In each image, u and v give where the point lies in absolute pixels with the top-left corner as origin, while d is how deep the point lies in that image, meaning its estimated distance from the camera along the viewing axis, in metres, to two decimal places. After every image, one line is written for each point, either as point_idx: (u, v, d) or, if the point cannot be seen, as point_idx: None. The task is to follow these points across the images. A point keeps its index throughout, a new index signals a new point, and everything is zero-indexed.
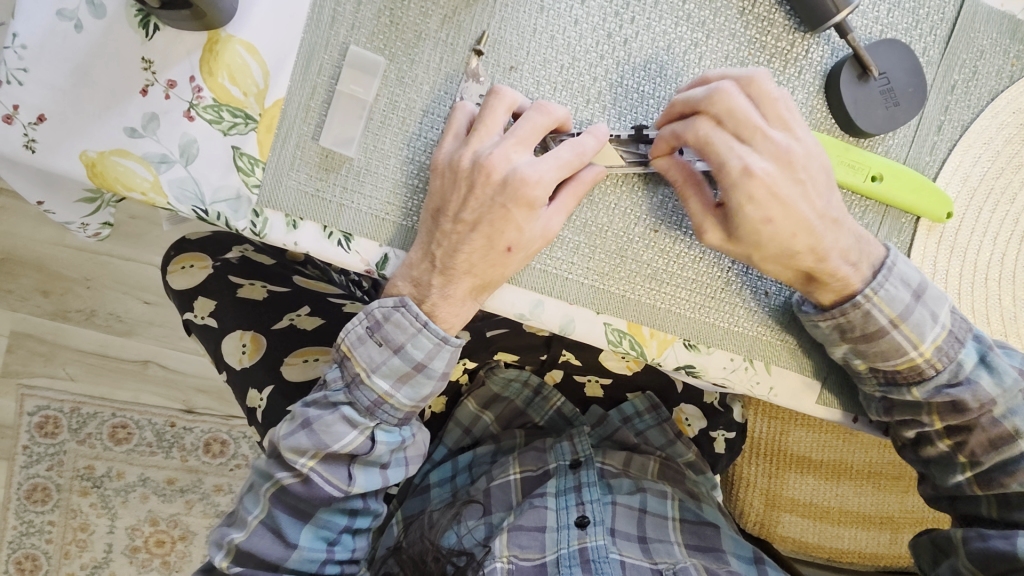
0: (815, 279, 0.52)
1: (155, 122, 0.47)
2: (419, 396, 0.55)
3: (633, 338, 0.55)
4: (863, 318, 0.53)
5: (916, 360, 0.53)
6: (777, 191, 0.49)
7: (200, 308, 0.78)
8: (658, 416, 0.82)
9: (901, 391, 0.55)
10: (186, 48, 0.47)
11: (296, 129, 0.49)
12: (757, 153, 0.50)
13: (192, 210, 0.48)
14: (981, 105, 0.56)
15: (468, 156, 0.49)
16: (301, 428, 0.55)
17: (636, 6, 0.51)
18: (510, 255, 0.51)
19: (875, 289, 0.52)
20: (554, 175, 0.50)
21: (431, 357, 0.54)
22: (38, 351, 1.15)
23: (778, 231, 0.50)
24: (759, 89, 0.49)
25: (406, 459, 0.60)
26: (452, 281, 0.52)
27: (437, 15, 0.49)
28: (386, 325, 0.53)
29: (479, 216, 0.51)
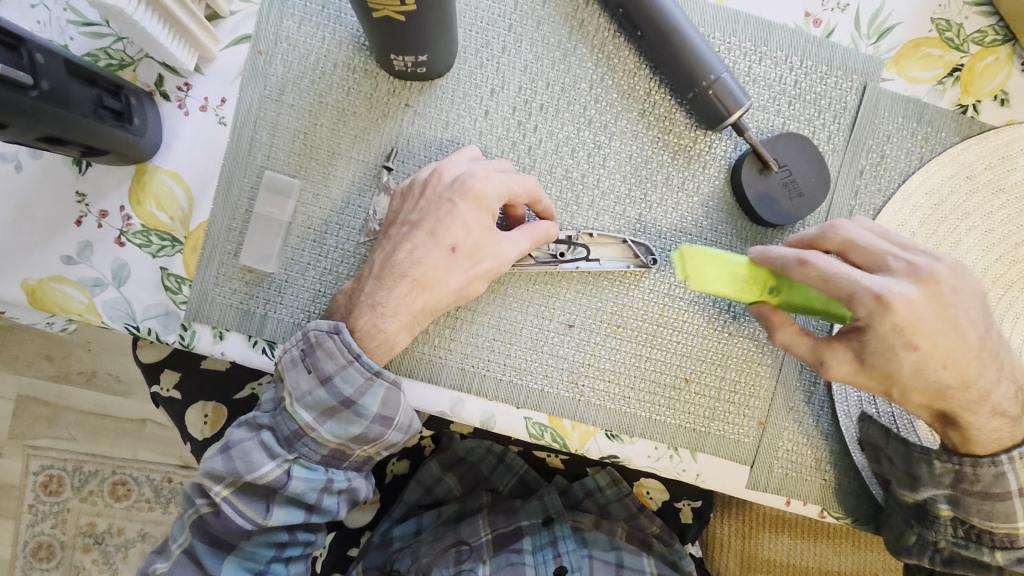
0: (953, 418, 0.50)
1: (88, 250, 0.51)
2: (343, 435, 0.51)
3: (554, 431, 0.56)
4: (995, 477, 0.50)
5: (1019, 527, 0.51)
6: (966, 316, 0.47)
7: (166, 380, 0.81)
8: (620, 491, 0.79)
9: (980, 550, 0.53)
10: (117, 180, 0.51)
11: (219, 248, 0.52)
12: (888, 276, 0.47)
13: (124, 326, 0.52)
14: (892, 188, 0.57)
15: (425, 168, 0.52)
16: (220, 452, 0.53)
17: (539, 115, 0.54)
18: (455, 255, 0.51)
19: (1021, 450, 0.50)
20: (506, 183, 0.50)
21: (361, 393, 0.51)
22: (43, 414, 1.21)
23: (923, 363, 0.47)
24: (878, 228, 0.50)
25: (336, 503, 0.55)
26: (389, 286, 0.51)
27: (348, 136, 0.53)
28: (317, 351, 0.50)
29: (425, 216, 0.51)
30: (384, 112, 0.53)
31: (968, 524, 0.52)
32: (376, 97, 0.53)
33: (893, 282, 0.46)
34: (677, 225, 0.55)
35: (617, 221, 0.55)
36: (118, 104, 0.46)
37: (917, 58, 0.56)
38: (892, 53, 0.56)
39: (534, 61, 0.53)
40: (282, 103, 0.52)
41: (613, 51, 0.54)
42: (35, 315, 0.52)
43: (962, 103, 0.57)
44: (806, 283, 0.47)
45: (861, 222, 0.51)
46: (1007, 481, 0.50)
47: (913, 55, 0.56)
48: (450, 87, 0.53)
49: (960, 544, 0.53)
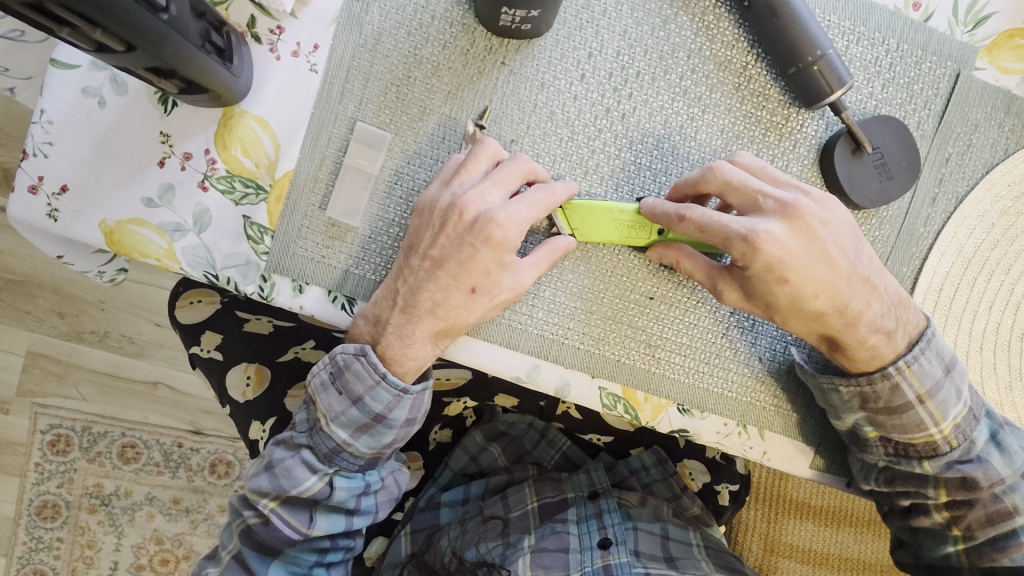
0: (836, 341, 0.53)
1: (170, 193, 0.50)
2: (380, 444, 0.55)
3: (627, 402, 0.56)
4: (891, 390, 0.54)
5: (935, 436, 0.55)
6: (788, 253, 0.50)
7: (206, 342, 0.79)
8: (665, 470, 0.80)
9: (911, 463, 0.56)
10: (202, 122, 0.50)
11: (304, 199, 0.51)
12: (760, 215, 0.51)
13: (203, 274, 0.51)
14: (976, 177, 0.57)
15: (446, 197, 0.50)
16: (264, 471, 0.56)
17: (635, 82, 0.53)
18: (476, 297, 0.51)
19: (908, 361, 0.54)
20: (525, 214, 0.50)
21: (391, 408, 0.54)
22: (52, 371, 1.18)
23: (796, 294, 0.51)
24: (742, 164, 0.52)
25: (374, 505, 0.59)
26: (412, 321, 0.52)
27: (442, 91, 0.51)
28: (346, 374, 0.53)
29: (447, 254, 0.51)
30: (480, 70, 0.52)
31: (891, 440, 0.56)
32: (472, 54, 0.51)
33: (759, 219, 0.51)
34: None
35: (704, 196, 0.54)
36: (221, 41, 0.44)
37: (1010, 48, 0.56)
38: (987, 42, 0.56)
39: (633, 26, 0.52)
40: (377, 53, 0.51)
41: (713, 21, 0.53)
42: (92, 263, 0.55)
43: None
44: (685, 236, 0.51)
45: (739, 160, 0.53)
46: (903, 392, 0.54)
47: (1006, 45, 0.56)
48: (548, 48, 0.52)
49: (894, 461, 0.57)
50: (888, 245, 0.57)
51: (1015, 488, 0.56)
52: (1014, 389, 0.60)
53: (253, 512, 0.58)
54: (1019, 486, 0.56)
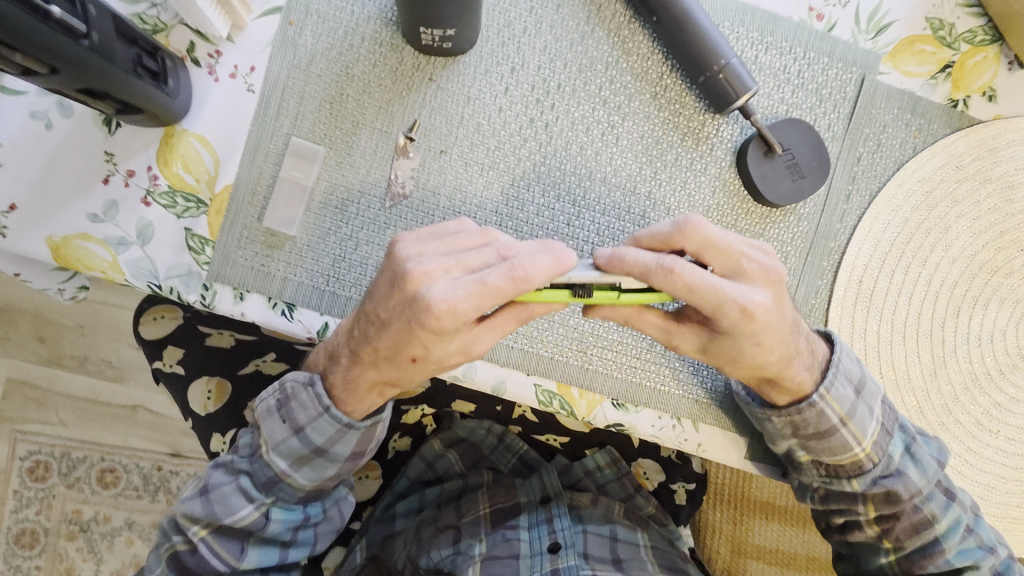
0: (775, 382, 0.55)
1: (114, 209, 0.52)
2: (319, 476, 0.58)
3: (562, 398, 0.58)
4: (817, 416, 0.56)
5: (859, 456, 0.58)
6: (768, 322, 0.49)
7: (169, 356, 0.81)
8: (618, 470, 0.83)
9: (841, 482, 0.59)
10: (145, 141, 0.52)
11: (243, 211, 0.54)
12: (753, 285, 0.49)
13: (147, 284, 0.53)
14: (887, 175, 0.60)
15: (408, 260, 0.47)
16: (198, 495, 0.58)
17: (556, 93, 0.56)
18: (418, 364, 0.50)
19: (827, 388, 0.56)
20: (467, 303, 0.44)
21: (333, 442, 0.56)
22: (32, 397, 1.20)
23: (760, 352, 0.51)
24: (701, 236, 0.49)
25: (314, 536, 0.62)
26: (359, 367, 0.53)
27: (373, 106, 0.55)
28: (293, 402, 0.56)
29: (391, 319, 0.48)
30: (409, 86, 0.55)
31: (822, 462, 0.59)
32: (401, 71, 0.55)
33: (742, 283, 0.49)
34: (684, 203, 0.58)
35: (628, 199, 0.57)
36: (155, 65, 0.47)
37: (912, 53, 0.60)
38: (890, 48, 0.60)
39: (552, 42, 0.56)
40: (310, 73, 0.54)
41: (628, 35, 0.56)
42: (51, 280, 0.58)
43: (952, 97, 0.60)
44: (668, 290, 0.46)
45: (695, 227, 0.49)
46: (827, 416, 0.57)
47: (908, 51, 0.60)
48: (472, 64, 0.55)
49: (827, 481, 0.60)
50: (807, 241, 0.59)
51: (931, 497, 0.59)
52: (939, 376, 0.62)
53: (180, 539, 0.59)
54: (936, 494, 0.59)
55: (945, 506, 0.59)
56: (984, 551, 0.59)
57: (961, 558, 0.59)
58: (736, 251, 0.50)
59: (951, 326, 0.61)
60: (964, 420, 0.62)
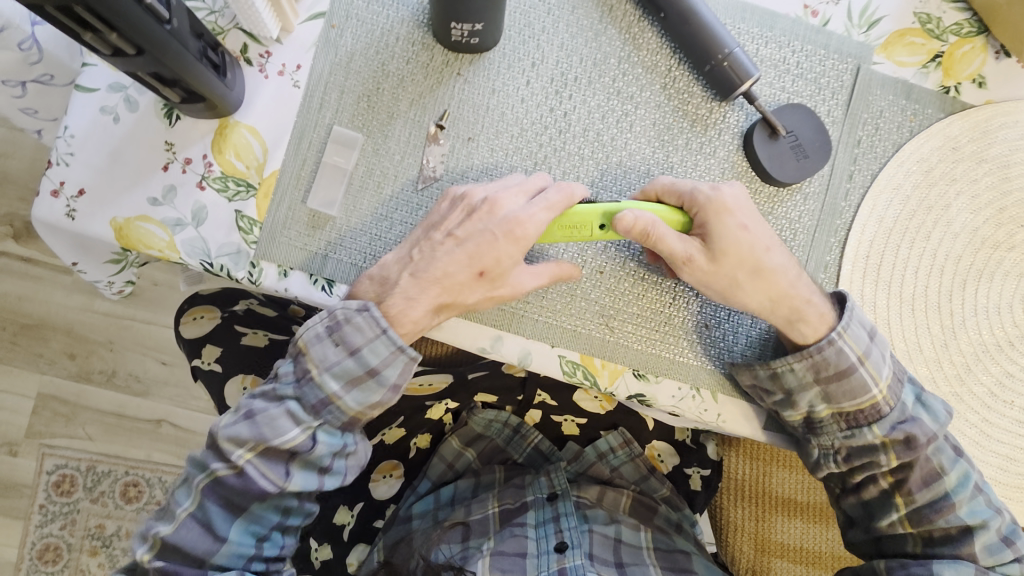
0: (789, 302, 0.58)
1: (172, 193, 0.57)
2: (368, 401, 0.57)
3: (585, 369, 0.61)
4: (835, 355, 0.58)
5: (877, 398, 0.59)
6: (743, 211, 0.57)
7: (207, 354, 0.83)
8: (630, 452, 0.86)
9: (862, 432, 0.60)
10: (201, 132, 0.58)
11: (288, 193, 0.58)
12: (723, 186, 0.58)
13: (199, 263, 0.57)
14: (887, 156, 0.64)
15: (479, 192, 0.57)
16: (243, 418, 0.56)
17: (573, 85, 0.61)
18: (483, 278, 0.56)
19: (844, 326, 0.58)
20: (544, 214, 0.55)
21: (386, 364, 0.56)
22: (60, 412, 1.23)
23: (755, 246, 0.57)
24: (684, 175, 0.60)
25: (346, 468, 0.60)
26: (421, 288, 0.56)
27: (407, 99, 0.60)
28: (346, 327, 0.56)
29: (469, 234, 0.57)
30: (438, 80, 0.60)
31: (842, 413, 0.60)
32: (432, 67, 0.60)
33: (724, 186, 0.58)
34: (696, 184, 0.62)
35: (642, 180, 0.61)
36: (217, 58, 0.53)
37: (903, 45, 0.64)
38: (882, 40, 0.64)
39: (569, 39, 0.62)
40: (350, 70, 0.59)
41: (638, 32, 0.62)
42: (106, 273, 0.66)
43: (944, 84, 0.64)
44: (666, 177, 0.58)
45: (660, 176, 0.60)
46: (845, 356, 0.58)
47: (899, 42, 0.64)
48: (496, 60, 0.61)
49: (847, 436, 0.61)
50: (814, 219, 0.63)
51: (941, 450, 0.60)
52: (951, 347, 0.63)
53: (221, 465, 0.57)
54: (946, 448, 0.60)
55: (954, 461, 0.60)
56: (993, 510, 0.60)
57: (971, 516, 0.60)
58: (705, 179, 0.59)
59: (958, 298, 0.64)
60: (978, 390, 0.63)
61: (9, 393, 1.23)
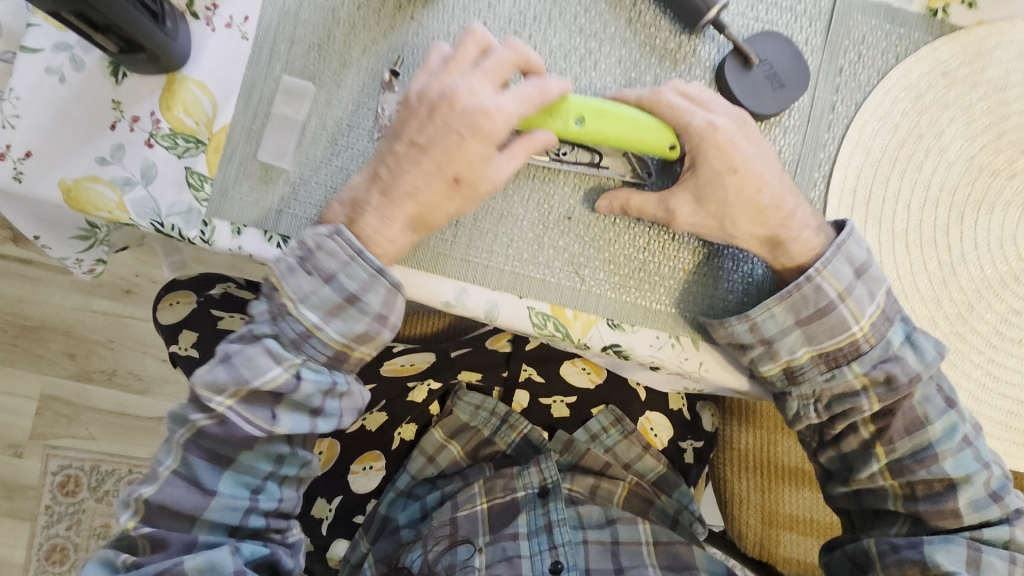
0: (779, 243, 0.55)
1: (121, 152, 0.56)
2: (352, 330, 0.55)
3: (557, 320, 0.57)
4: (815, 291, 0.55)
5: (856, 335, 0.55)
6: (737, 141, 0.54)
7: (183, 341, 0.80)
8: (623, 430, 0.81)
9: (843, 372, 0.56)
10: (148, 89, 0.56)
11: (239, 148, 0.56)
12: (719, 115, 0.54)
13: (150, 223, 0.56)
14: (872, 84, 0.60)
15: (437, 89, 0.53)
16: (219, 362, 0.54)
17: (532, 25, 0.59)
18: (459, 185, 0.53)
19: (824, 263, 0.55)
20: (515, 107, 0.52)
21: (365, 289, 0.54)
22: (63, 413, 1.22)
23: (744, 183, 0.54)
24: (680, 88, 0.55)
25: (340, 409, 0.57)
26: (393, 203, 0.53)
27: (359, 46, 0.58)
28: (318, 253, 0.53)
29: (432, 139, 0.53)
30: (391, 26, 0.58)
31: (822, 355, 0.56)
32: (384, 12, 0.58)
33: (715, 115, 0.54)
34: None
35: None
36: (155, 6, 0.51)
37: None
38: None
39: None
40: (298, 19, 0.57)
41: None
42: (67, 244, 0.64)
43: (931, 6, 0.60)
44: (654, 116, 0.55)
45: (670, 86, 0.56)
46: (824, 292, 0.55)
47: None
48: (450, 2, 0.58)
49: (828, 379, 0.57)
50: (796, 153, 0.59)
51: (927, 398, 0.57)
52: (951, 285, 0.59)
53: (201, 415, 0.55)
54: (934, 397, 0.57)
55: (941, 411, 0.57)
56: (979, 465, 0.57)
57: (956, 469, 0.56)
58: (705, 101, 0.55)
59: (956, 233, 0.59)
60: (983, 330, 0.59)
61: (12, 395, 1.22)
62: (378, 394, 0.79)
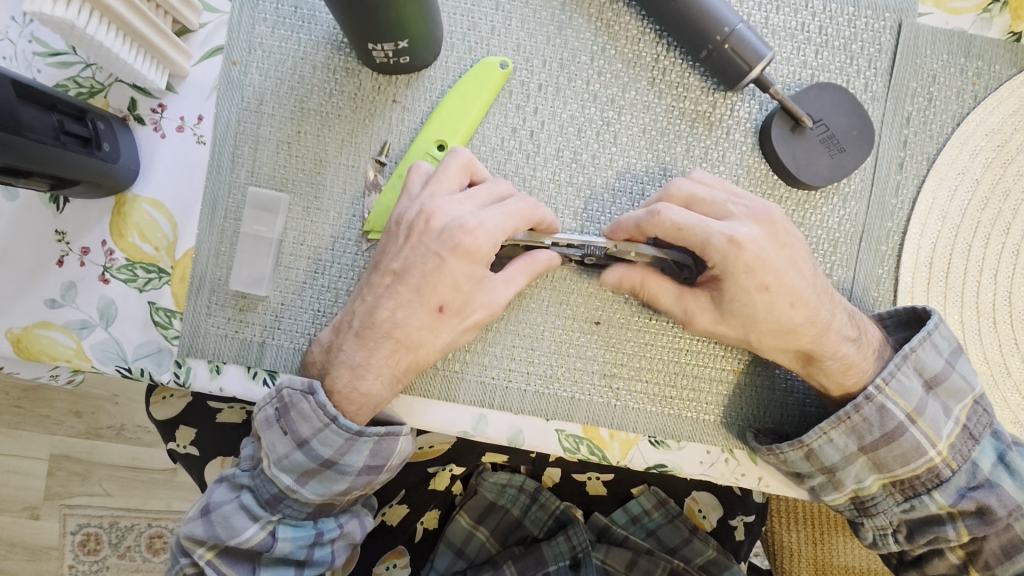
0: (814, 359, 0.47)
1: (72, 291, 0.48)
2: (331, 491, 0.47)
3: (591, 443, 0.50)
4: (879, 413, 0.47)
5: (934, 460, 0.47)
6: (766, 257, 0.45)
7: (182, 438, 0.69)
8: (668, 513, 0.75)
9: (922, 503, 0.48)
10: (96, 214, 0.48)
11: (209, 274, 0.48)
12: (736, 222, 0.46)
13: (115, 369, 0.48)
14: (946, 132, 0.50)
15: (413, 206, 0.46)
16: (200, 515, 0.48)
17: (538, 95, 0.49)
18: (443, 316, 0.46)
19: (886, 378, 0.47)
20: (499, 223, 0.45)
21: (342, 454, 0.46)
22: (75, 472, 1.00)
23: (774, 303, 0.45)
24: (684, 191, 0.47)
25: (331, 555, 0.50)
26: (369, 349, 0.46)
27: (335, 140, 0.49)
28: (291, 412, 0.46)
29: (410, 265, 0.46)
30: (370, 112, 0.49)
31: (896, 483, 0.48)
32: (361, 96, 0.49)
33: (735, 223, 0.45)
34: None
35: (637, 204, 0.50)
36: (84, 130, 0.43)
37: None
38: None
39: (527, 39, 0.49)
40: (261, 115, 0.49)
41: (612, 18, 0.50)
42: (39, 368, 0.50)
43: (1013, 30, 0.50)
44: (661, 233, 0.45)
45: (676, 186, 0.47)
46: (891, 413, 0.47)
47: None
48: (438, 77, 0.49)
49: (906, 510, 0.49)
50: (858, 223, 0.50)
51: None
52: None
53: (188, 561, 0.49)
54: None
55: None
56: None
57: None
58: (719, 203, 0.46)
59: None
60: None
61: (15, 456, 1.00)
62: (397, 484, 0.73)
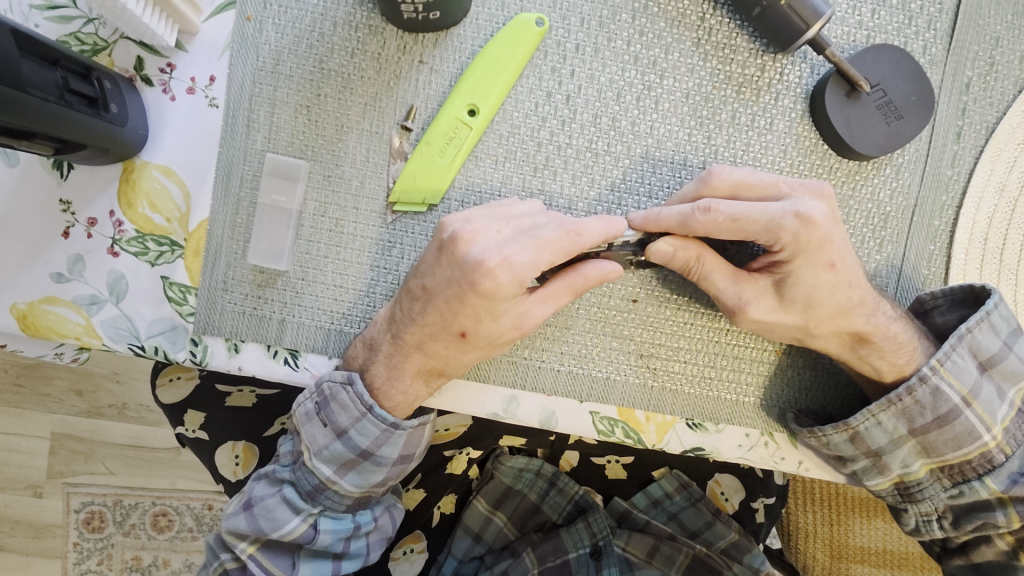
0: (866, 340, 0.44)
1: (80, 264, 0.45)
2: (368, 483, 0.48)
3: (626, 425, 0.48)
4: (931, 396, 0.45)
5: (989, 444, 0.45)
6: (834, 236, 0.42)
7: (191, 421, 0.66)
8: (690, 496, 0.73)
9: (971, 488, 0.47)
10: (102, 182, 0.45)
11: (224, 247, 0.46)
12: (796, 199, 0.43)
13: (127, 347, 0.45)
14: (1008, 99, 0.47)
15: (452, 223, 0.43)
16: (241, 510, 0.48)
17: (575, 57, 0.46)
18: (465, 341, 0.44)
19: (941, 358, 0.45)
20: (526, 257, 0.42)
21: (379, 445, 0.46)
22: (78, 450, 0.98)
23: (840, 282, 0.43)
24: (729, 180, 0.43)
25: (366, 547, 0.51)
26: (402, 355, 0.45)
27: (358, 105, 0.46)
28: (331, 404, 0.46)
29: (435, 289, 0.43)
30: (395, 74, 0.46)
31: (944, 468, 0.47)
32: (385, 56, 0.46)
33: (795, 200, 0.43)
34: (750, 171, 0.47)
35: (678, 174, 0.47)
36: (90, 89, 0.39)
37: None
38: None
39: None
40: (278, 75, 0.45)
41: None
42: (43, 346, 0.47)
43: None
44: (711, 229, 0.43)
45: (719, 177, 0.43)
46: (944, 395, 0.45)
47: None
48: (468, 36, 0.46)
49: (953, 496, 0.47)
50: (911, 197, 0.47)
51: None
52: None
53: (229, 556, 0.49)
54: None
55: None
56: None
57: None
58: (771, 186, 0.44)
59: None
60: None
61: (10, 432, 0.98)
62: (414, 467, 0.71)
